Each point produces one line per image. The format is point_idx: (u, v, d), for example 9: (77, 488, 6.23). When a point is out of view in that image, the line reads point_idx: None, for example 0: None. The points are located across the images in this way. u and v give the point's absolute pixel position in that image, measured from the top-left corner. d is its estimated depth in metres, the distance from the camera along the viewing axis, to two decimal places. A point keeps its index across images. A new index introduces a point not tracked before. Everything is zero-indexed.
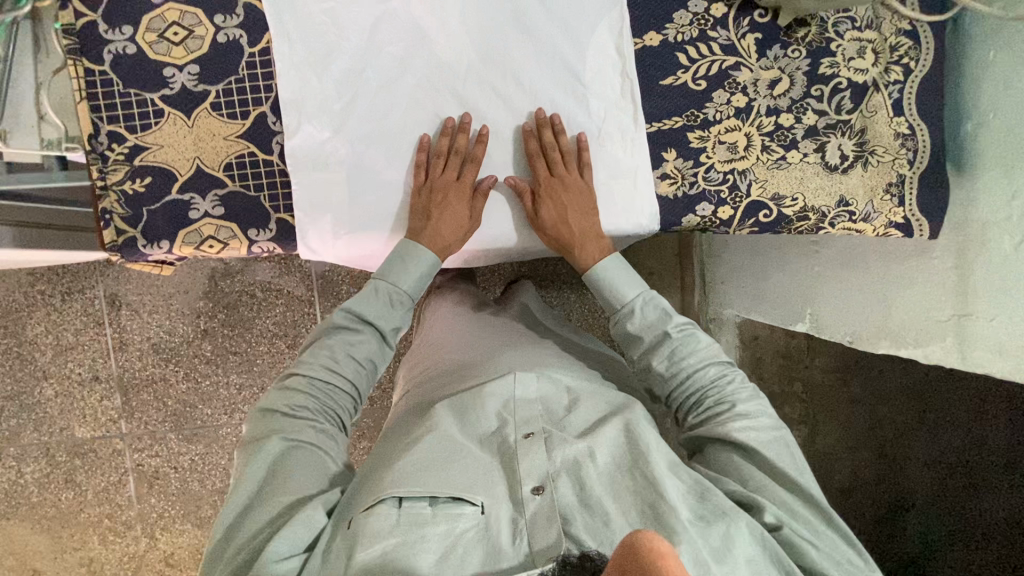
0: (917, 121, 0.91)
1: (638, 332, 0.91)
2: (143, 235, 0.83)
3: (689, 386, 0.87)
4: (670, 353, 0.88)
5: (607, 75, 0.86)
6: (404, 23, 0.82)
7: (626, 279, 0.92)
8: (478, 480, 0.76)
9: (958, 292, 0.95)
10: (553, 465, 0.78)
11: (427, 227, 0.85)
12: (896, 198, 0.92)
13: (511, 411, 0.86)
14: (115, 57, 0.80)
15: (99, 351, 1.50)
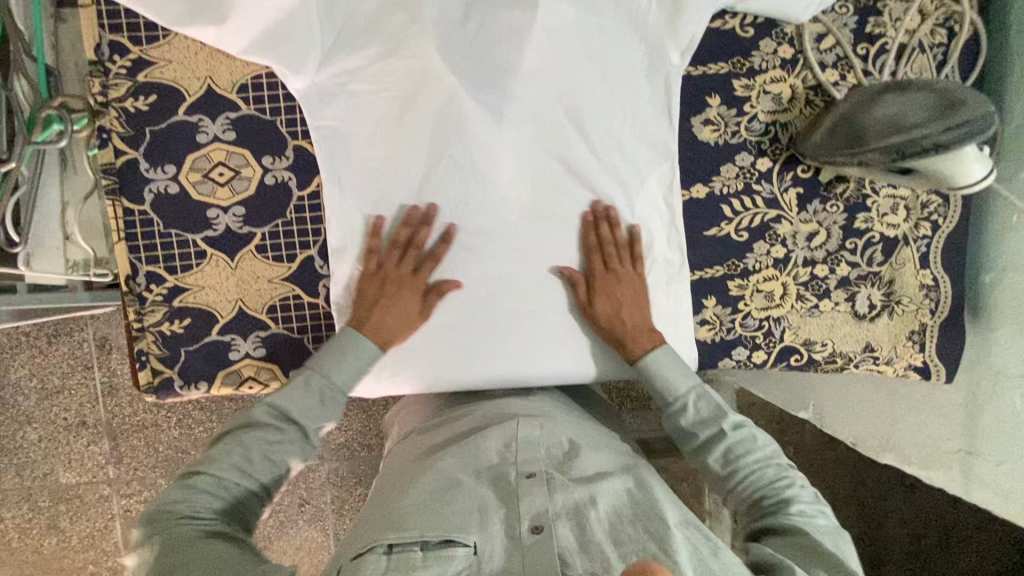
0: (940, 274, 0.95)
1: (689, 426, 0.80)
2: (180, 375, 0.80)
3: (746, 487, 0.77)
4: (727, 450, 0.78)
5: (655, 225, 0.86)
6: (458, 174, 0.81)
7: (671, 367, 0.81)
8: (469, 520, 0.65)
9: (966, 429, 1.01)
10: (553, 508, 0.66)
11: (371, 316, 0.78)
12: (917, 345, 0.96)
13: (510, 455, 0.73)
14: (156, 197, 0.77)
15: (86, 396, 1.30)
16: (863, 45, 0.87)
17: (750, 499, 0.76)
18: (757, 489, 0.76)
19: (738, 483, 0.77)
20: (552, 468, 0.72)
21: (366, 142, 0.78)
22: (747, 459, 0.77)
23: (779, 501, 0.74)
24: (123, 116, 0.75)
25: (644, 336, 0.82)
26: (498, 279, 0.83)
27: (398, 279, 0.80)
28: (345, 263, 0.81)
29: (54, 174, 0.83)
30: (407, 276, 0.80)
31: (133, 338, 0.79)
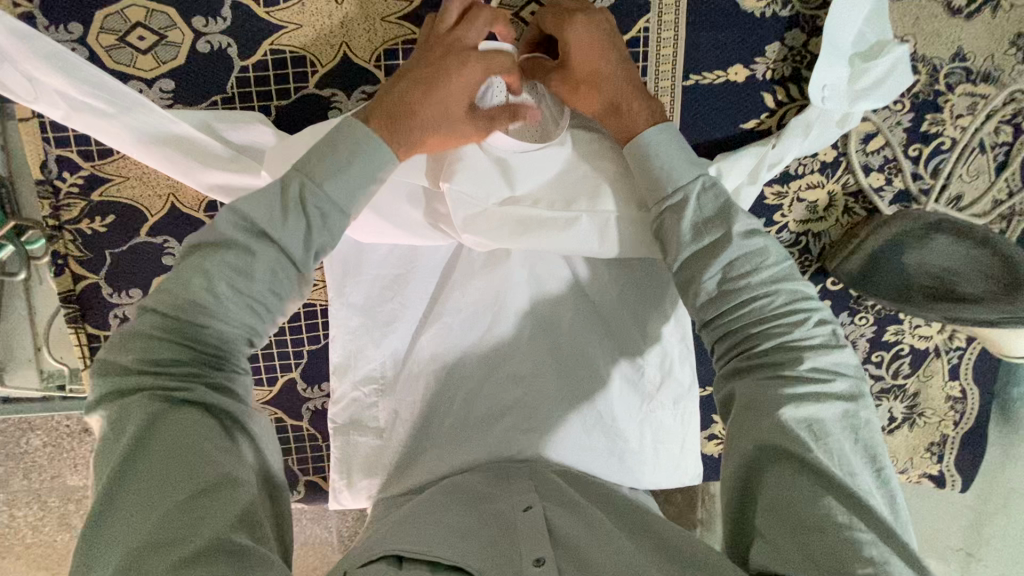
0: (971, 385, 0.88)
1: (707, 276, 0.55)
2: None
3: (744, 318, 0.54)
4: (727, 267, 0.55)
5: (671, 342, 0.76)
6: (466, 288, 0.73)
7: (675, 150, 0.60)
8: (480, 551, 0.54)
9: (975, 531, 0.98)
10: (558, 539, 0.56)
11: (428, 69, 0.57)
12: (936, 456, 0.91)
13: (506, 488, 0.65)
14: (122, 322, 0.70)
15: None
16: (916, 145, 0.77)
17: (743, 339, 0.54)
18: (758, 338, 0.53)
19: (736, 306, 0.54)
20: (546, 499, 0.63)
21: (378, 254, 0.73)
22: (755, 298, 0.54)
23: (786, 326, 0.53)
24: (79, 239, 0.67)
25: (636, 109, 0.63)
26: (494, 404, 0.73)
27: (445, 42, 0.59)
28: (346, 383, 0.75)
29: (16, 279, 0.76)
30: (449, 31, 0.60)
31: None
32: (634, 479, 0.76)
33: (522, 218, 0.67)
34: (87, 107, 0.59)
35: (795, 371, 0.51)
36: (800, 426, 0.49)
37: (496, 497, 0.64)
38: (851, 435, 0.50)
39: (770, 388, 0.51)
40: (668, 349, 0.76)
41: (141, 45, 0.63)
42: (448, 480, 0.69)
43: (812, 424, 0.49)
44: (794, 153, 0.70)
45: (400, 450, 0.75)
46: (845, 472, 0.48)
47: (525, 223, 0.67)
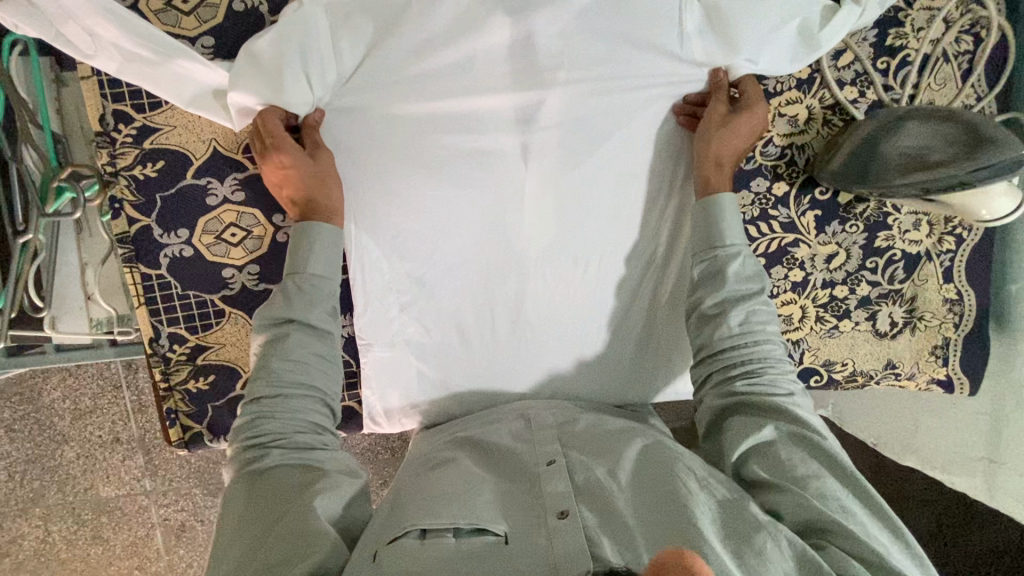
0: (965, 287, 0.93)
1: (730, 279, 0.73)
2: (209, 429, 0.83)
3: (751, 350, 0.71)
4: (749, 312, 0.72)
5: (656, 242, 0.84)
6: (479, 209, 0.81)
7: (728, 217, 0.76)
8: (508, 514, 0.62)
9: (989, 435, 1.00)
10: (580, 490, 0.63)
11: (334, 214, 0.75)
12: (941, 359, 0.95)
13: (528, 441, 0.72)
14: (172, 261, 0.78)
15: (118, 414, 1.26)
16: (883, 58, 0.84)
17: (745, 366, 0.71)
18: (756, 368, 0.70)
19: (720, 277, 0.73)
20: (569, 448, 0.70)
21: (382, 166, 0.78)
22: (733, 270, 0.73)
23: (782, 378, 0.70)
24: (133, 184, 0.75)
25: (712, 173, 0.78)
26: (515, 308, 0.85)
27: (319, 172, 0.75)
28: (370, 301, 0.83)
29: (72, 238, 0.84)
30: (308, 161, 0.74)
31: (161, 397, 0.81)
32: (642, 372, 0.87)
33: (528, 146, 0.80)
34: (137, 57, 0.70)
35: (781, 400, 0.68)
36: (790, 432, 0.66)
37: (525, 448, 0.71)
38: (854, 514, 0.61)
39: (727, 351, 0.71)
40: (660, 260, 0.85)
41: (185, 8, 0.73)
42: (473, 434, 0.77)
43: (800, 428, 0.67)
44: (768, 60, 0.78)
45: (426, 347, 0.85)
46: (818, 431, 0.67)
47: (539, 149, 0.80)
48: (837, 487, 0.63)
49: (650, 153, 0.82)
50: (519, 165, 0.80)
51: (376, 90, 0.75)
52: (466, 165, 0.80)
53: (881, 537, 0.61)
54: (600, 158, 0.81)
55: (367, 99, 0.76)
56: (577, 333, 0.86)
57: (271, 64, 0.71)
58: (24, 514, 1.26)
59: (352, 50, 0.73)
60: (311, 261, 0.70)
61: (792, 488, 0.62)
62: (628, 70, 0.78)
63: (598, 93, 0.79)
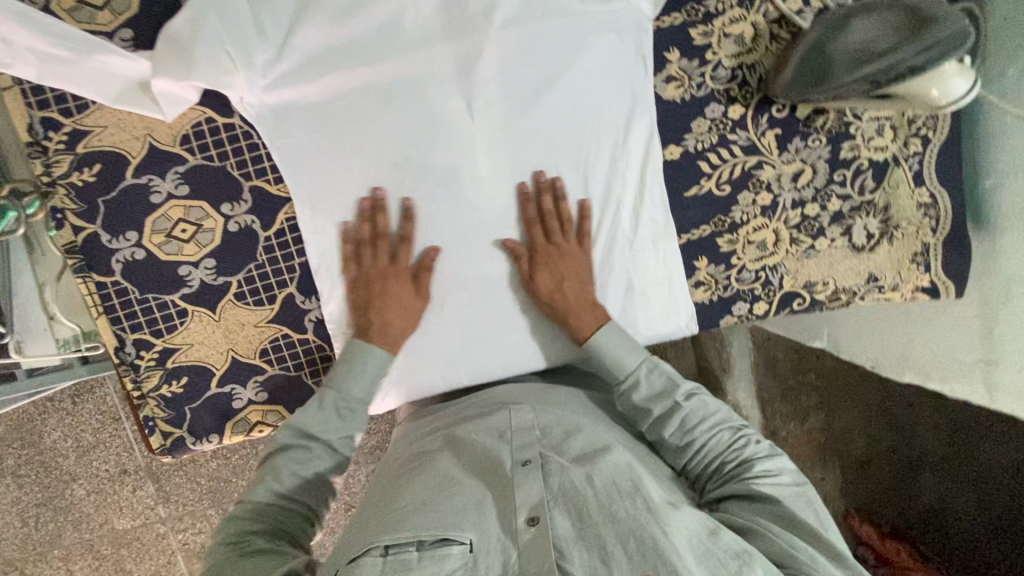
0: (938, 188, 0.91)
1: (670, 403, 0.77)
2: (190, 433, 0.81)
3: (704, 458, 0.75)
4: (685, 418, 0.76)
5: (612, 190, 0.84)
6: (433, 172, 0.79)
7: (632, 316, 0.79)
8: (473, 517, 0.64)
9: (983, 338, 0.99)
10: (552, 493, 0.66)
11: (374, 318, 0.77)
12: (923, 265, 0.93)
13: (504, 441, 0.73)
14: (125, 266, 0.76)
15: (121, 447, 1.29)
16: None
17: (707, 467, 0.75)
18: (727, 469, 0.74)
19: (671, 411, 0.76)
20: (550, 451, 0.72)
21: (323, 142, 0.76)
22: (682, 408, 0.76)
23: (751, 464, 0.72)
24: (72, 192, 0.73)
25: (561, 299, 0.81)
26: (487, 272, 0.83)
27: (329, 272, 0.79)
28: (333, 282, 0.80)
29: (24, 260, 0.82)
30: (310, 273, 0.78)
31: (136, 406, 0.80)
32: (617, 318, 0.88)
33: (472, 100, 0.77)
34: (53, 57, 0.68)
35: (754, 478, 0.71)
36: (768, 510, 0.68)
37: (502, 448, 0.72)
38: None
39: (682, 437, 0.75)
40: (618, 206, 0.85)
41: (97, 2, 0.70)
42: (454, 430, 0.78)
43: (772, 500, 0.68)
44: None
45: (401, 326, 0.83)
46: (790, 506, 0.68)
47: (486, 105, 0.78)
48: (813, 549, 0.64)
49: (598, 94, 0.80)
50: (467, 123, 0.78)
51: (303, 63, 0.73)
52: (412, 130, 0.77)
53: None
54: (548, 105, 0.79)
55: (295, 74, 0.73)
56: None
57: (185, 40, 0.68)
58: (45, 557, 1.30)
59: (273, 24, 0.71)
60: (352, 387, 0.74)
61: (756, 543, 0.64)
62: (562, 12, 0.77)
63: (534, 46, 0.78)
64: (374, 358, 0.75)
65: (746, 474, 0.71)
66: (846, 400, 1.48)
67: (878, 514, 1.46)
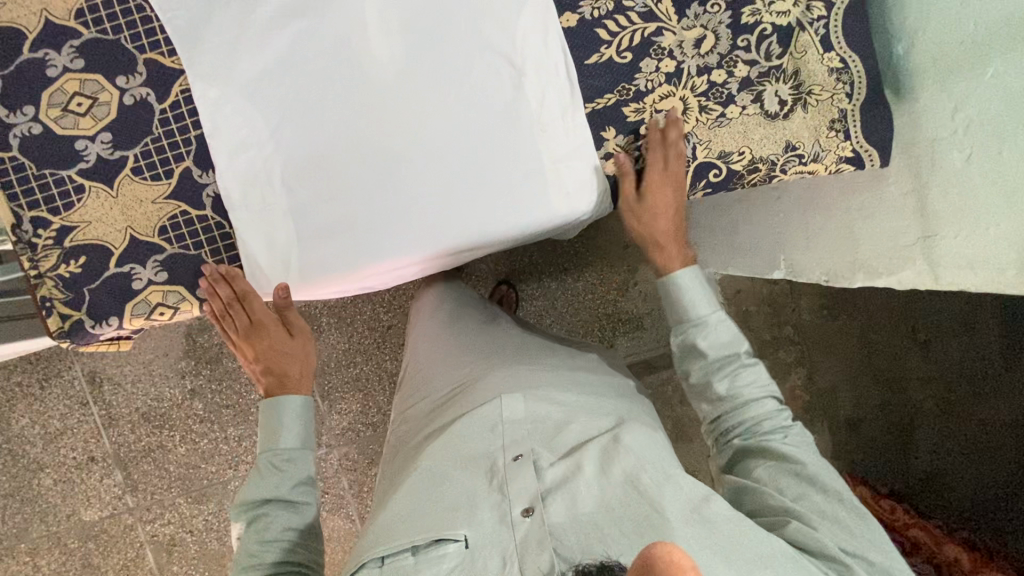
0: (848, 53, 0.89)
1: (703, 348, 0.93)
2: (89, 315, 0.80)
3: (746, 413, 0.90)
4: (733, 374, 0.91)
5: (513, 62, 0.83)
6: (326, 43, 0.80)
7: (691, 290, 0.95)
8: (456, 507, 0.79)
9: (918, 213, 0.95)
10: (544, 486, 0.79)
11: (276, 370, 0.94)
12: (843, 133, 0.91)
13: (498, 435, 0.88)
14: (22, 141, 0.77)
15: (88, 433, 1.38)
16: None
17: (736, 431, 0.90)
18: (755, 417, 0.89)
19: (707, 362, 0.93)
20: (539, 445, 0.85)
21: (212, 13, 0.77)
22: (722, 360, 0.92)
23: (777, 421, 0.88)
24: None
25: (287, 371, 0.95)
26: (388, 148, 0.82)
27: (258, 330, 0.90)
28: (229, 156, 0.80)
29: None
30: (254, 324, 0.88)
31: (33, 286, 0.79)
32: (531, 198, 0.86)
33: None
34: None
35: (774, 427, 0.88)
36: (785, 467, 0.84)
37: (494, 448, 0.86)
38: (826, 521, 0.78)
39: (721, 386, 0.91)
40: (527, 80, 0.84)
41: None
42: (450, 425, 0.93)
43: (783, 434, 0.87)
44: None
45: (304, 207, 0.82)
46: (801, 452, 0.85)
47: None
48: (818, 500, 0.80)
49: None
50: None
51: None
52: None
53: (843, 529, 0.78)
54: None
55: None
56: (458, 168, 0.84)
57: None
58: (13, 552, 1.37)
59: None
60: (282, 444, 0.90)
61: (789, 498, 0.81)
62: None
63: None
64: (290, 409, 0.92)
65: (782, 451, 0.85)
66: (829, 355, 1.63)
67: (873, 479, 1.56)
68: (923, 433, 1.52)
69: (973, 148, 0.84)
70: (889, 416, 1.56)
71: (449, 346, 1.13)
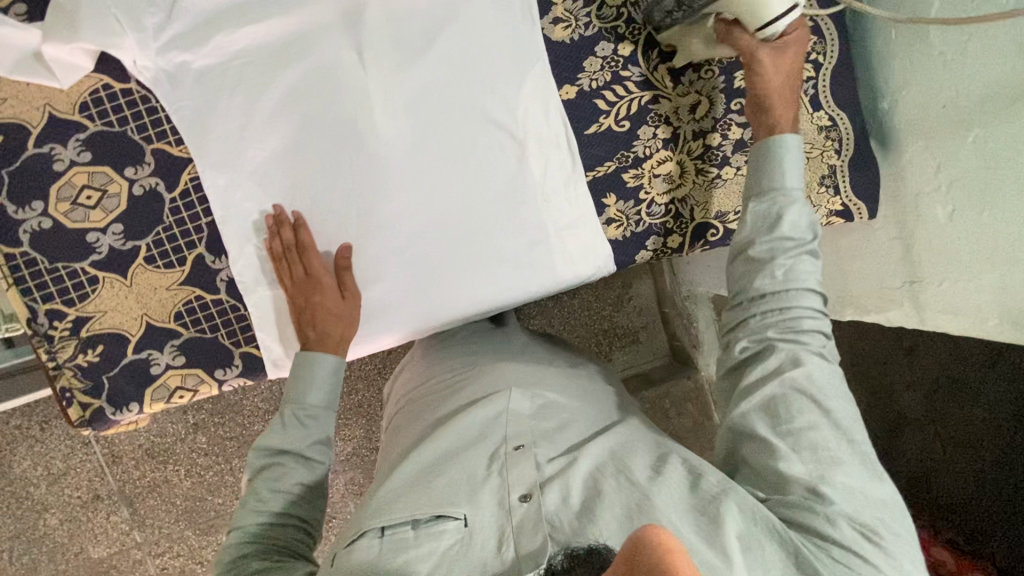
0: (836, 111, 0.93)
1: (780, 256, 0.77)
2: (109, 402, 0.81)
3: (792, 333, 0.75)
4: (795, 317, 0.76)
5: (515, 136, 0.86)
6: (332, 124, 0.81)
7: (789, 178, 0.80)
8: (454, 493, 0.73)
9: (904, 259, 0.99)
10: (543, 477, 0.74)
11: (313, 331, 0.81)
12: (833, 188, 0.95)
13: (500, 424, 0.82)
14: (32, 236, 0.77)
15: (93, 471, 1.37)
16: None
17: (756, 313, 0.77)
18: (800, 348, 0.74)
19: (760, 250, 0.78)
20: (541, 437, 0.80)
21: (218, 101, 0.78)
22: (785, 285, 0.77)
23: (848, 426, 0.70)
24: None
25: (327, 326, 0.81)
26: (397, 224, 0.84)
27: (313, 283, 0.80)
28: (241, 240, 0.81)
29: None
30: (305, 279, 0.80)
31: (52, 378, 0.80)
32: (537, 268, 0.88)
33: (361, 50, 0.80)
34: None
35: (832, 406, 0.70)
36: (807, 395, 0.71)
37: (494, 436, 0.81)
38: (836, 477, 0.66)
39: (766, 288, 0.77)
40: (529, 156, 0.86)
41: None
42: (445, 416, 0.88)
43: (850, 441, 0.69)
44: None
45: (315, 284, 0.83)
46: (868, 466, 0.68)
47: (375, 58, 0.80)
48: (844, 481, 0.66)
49: (487, 43, 0.83)
50: (360, 74, 0.80)
51: (194, 26, 0.76)
52: (306, 84, 0.79)
53: (863, 533, 0.64)
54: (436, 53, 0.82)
55: (184, 36, 0.75)
56: (465, 240, 0.86)
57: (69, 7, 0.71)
58: None
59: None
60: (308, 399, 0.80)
61: (826, 487, 0.66)
62: None
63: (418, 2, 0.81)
64: (323, 365, 0.80)
65: (820, 392, 0.71)
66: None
67: None
68: None
69: (955, 204, 0.87)
70: None
71: (442, 351, 1.10)
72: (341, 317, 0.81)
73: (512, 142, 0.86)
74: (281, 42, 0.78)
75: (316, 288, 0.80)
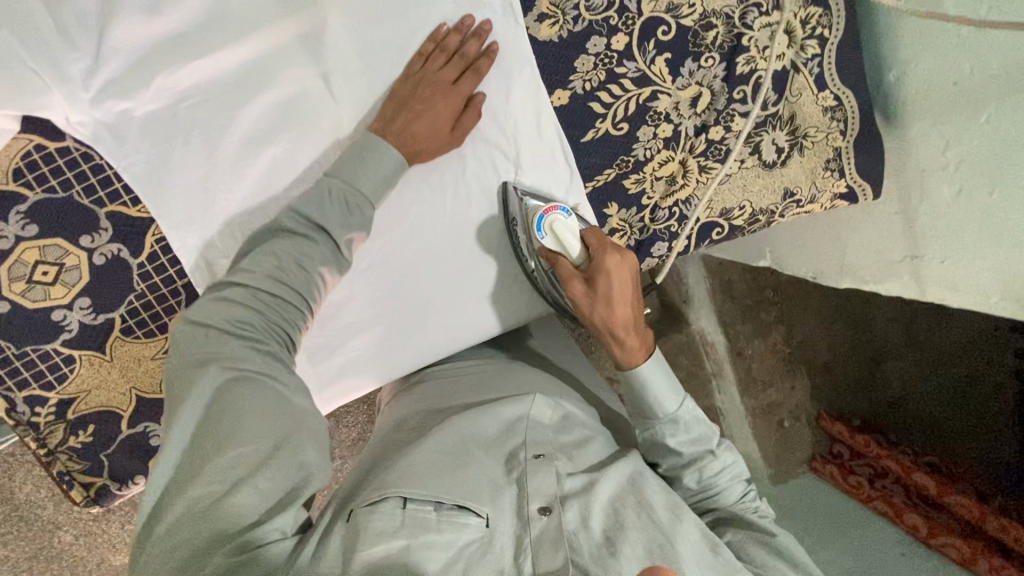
0: (840, 89, 0.87)
1: (676, 447, 0.76)
2: (114, 479, 0.78)
3: (723, 498, 0.76)
4: (699, 467, 0.76)
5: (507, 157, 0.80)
6: (305, 165, 0.73)
7: (660, 378, 0.77)
8: (474, 485, 0.69)
9: (906, 234, 0.97)
10: (563, 491, 0.70)
11: (404, 121, 0.71)
12: (837, 172, 0.91)
13: (521, 428, 0.78)
14: None
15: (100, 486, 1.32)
16: None
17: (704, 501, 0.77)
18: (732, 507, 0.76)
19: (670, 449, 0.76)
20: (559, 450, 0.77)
21: (171, 149, 0.69)
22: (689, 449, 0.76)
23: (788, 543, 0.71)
24: None
25: (399, 119, 0.71)
26: (393, 264, 0.79)
27: (429, 84, 0.71)
28: None
29: None
30: (447, 85, 0.72)
31: (47, 464, 0.75)
32: (542, 288, 0.85)
33: (328, 77, 0.71)
34: None
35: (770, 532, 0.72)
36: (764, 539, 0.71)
37: (515, 439, 0.77)
38: None
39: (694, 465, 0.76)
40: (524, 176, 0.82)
41: None
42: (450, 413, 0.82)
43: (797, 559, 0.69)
44: None
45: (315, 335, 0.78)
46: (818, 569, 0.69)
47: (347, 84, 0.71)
48: None
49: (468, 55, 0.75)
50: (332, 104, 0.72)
51: (129, 66, 0.65)
52: (270, 121, 0.71)
53: None
54: None
55: (119, 80, 0.65)
56: (467, 271, 0.82)
57: None
58: None
59: (79, 30, 0.63)
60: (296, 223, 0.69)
61: None
62: None
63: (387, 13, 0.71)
64: (388, 159, 0.70)
65: (765, 534, 0.71)
66: (809, 314, 1.65)
67: (850, 413, 1.64)
68: (894, 365, 1.56)
69: (964, 183, 0.86)
70: (859, 350, 1.61)
71: None
72: (452, 117, 0.73)
73: (505, 163, 0.81)
74: (235, 75, 0.68)
75: (423, 103, 0.71)
